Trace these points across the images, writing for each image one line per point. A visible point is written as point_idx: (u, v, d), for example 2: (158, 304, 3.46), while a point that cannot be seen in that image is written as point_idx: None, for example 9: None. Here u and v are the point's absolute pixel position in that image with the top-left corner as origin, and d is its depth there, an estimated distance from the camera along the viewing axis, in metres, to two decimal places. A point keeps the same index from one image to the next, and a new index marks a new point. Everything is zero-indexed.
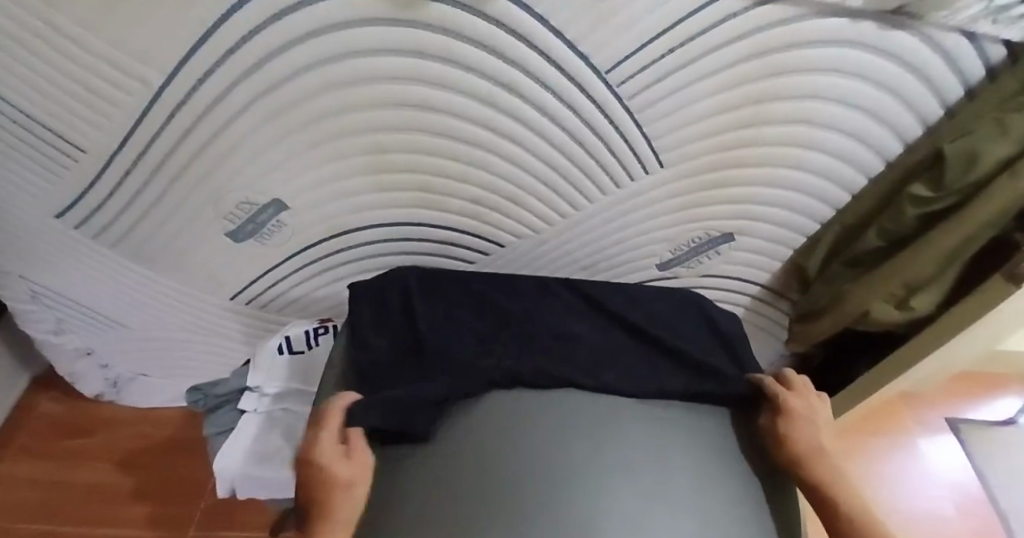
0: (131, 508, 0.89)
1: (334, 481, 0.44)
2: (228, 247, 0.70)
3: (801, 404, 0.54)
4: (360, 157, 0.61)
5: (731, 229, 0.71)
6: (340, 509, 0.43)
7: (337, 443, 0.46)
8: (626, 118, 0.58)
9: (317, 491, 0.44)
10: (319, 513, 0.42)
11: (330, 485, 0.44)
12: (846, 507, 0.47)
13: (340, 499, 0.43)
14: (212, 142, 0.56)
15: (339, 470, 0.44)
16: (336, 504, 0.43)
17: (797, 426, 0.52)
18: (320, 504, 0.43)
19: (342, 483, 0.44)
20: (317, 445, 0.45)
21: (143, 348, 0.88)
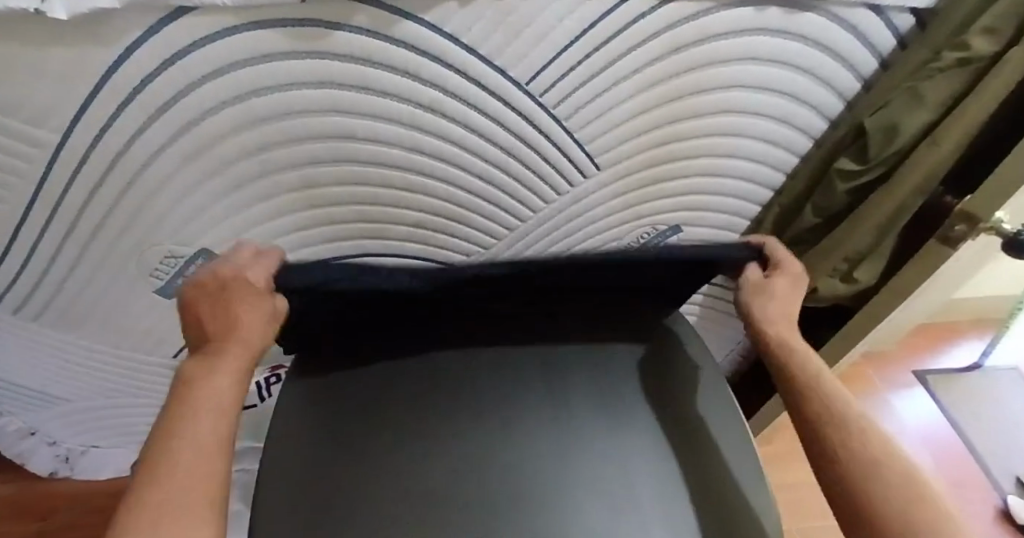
0: None
1: (239, 294, 0.41)
2: (162, 304, 0.67)
3: (771, 297, 0.51)
4: (286, 196, 0.58)
5: (678, 222, 0.71)
6: (247, 317, 0.40)
7: (255, 262, 0.43)
8: (556, 125, 0.57)
9: (212, 301, 0.40)
10: (221, 321, 0.40)
11: (233, 302, 0.40)
12: (822, 413, 0.42)
13: (248, 310, 0.40)
14: (124, 198, 0.53)
15: (258, 289, 0.42)
16: (241, 313, 0.40)
17: (767, 330, 0.49)
18: (222, 314, 0.40)
19: (248, 294, 0.41)
20: (226, 266, 0.42)
21: (89, 418, 0.83)
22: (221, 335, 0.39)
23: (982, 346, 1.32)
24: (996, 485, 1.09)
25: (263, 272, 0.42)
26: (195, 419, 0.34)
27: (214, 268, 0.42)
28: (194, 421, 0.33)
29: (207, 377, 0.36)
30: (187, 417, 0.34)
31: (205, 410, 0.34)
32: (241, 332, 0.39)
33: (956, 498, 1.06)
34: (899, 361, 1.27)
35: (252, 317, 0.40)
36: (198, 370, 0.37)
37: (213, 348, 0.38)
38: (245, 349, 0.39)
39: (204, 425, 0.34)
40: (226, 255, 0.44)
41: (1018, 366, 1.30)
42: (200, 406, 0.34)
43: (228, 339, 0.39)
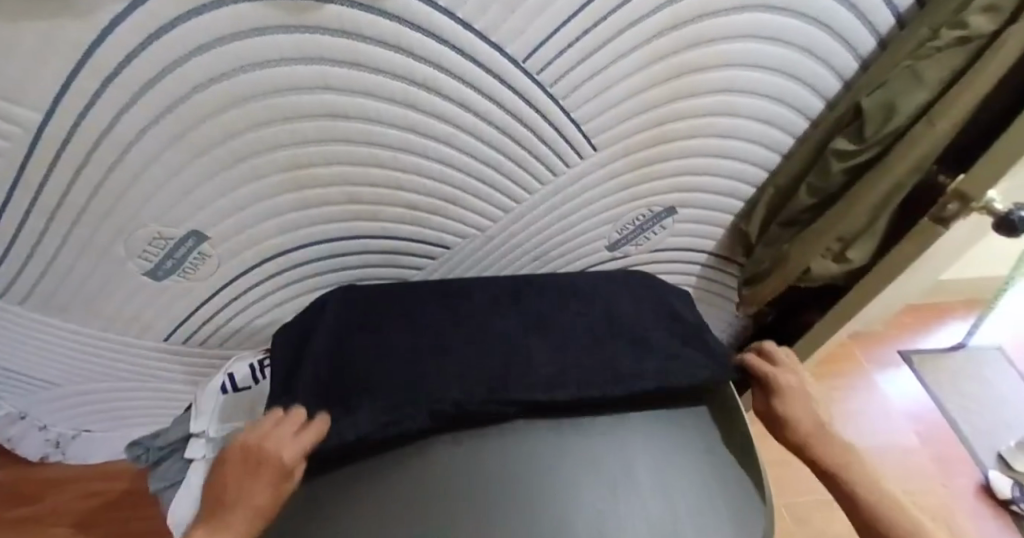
0: None
1: (261, 460, 0.46)
2: (152, 286, 0.66)
3: (791, 378, 0.64)
4: (278, 176, 0.57)
5: (672, 203, 0.71)
6: (258, 472, 0.46)
7: (284, 440, 0.48)
8: (553, 105, 0.56)
9: (239, 461, 0.46)
10: (244, 473, 0.46)
11: (253, 460, 0.46)
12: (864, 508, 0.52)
13: (259, 475, 0.46)
14: (110, 180, 0.52)
15: (272, 464, 0.46)
16: (252, 485, 0.45)
17: (794, 407, 0.61)
18: (241, 476, 0.46)
19: (264, 460, 0.46)
20: (252, 445, 0.47)
21: (79, 403, 0.82)
22: (229, 506, 0.44)
23: (967, 325, 1.34)
24: (978, 461, 1.12)
25: (277, 453, 0.47)
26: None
27: (250, 437, 0.48)
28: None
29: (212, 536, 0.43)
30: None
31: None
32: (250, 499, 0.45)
33: (939, 473, 1.09)
34: (886, 341, 1.30)
35: (259, 491, 0.45)
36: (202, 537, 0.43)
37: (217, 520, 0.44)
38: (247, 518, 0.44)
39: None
40: (267, 423, 0.49)
41: (1001, 345, 1.33)
42: None
43: (229, 505, 0.44)
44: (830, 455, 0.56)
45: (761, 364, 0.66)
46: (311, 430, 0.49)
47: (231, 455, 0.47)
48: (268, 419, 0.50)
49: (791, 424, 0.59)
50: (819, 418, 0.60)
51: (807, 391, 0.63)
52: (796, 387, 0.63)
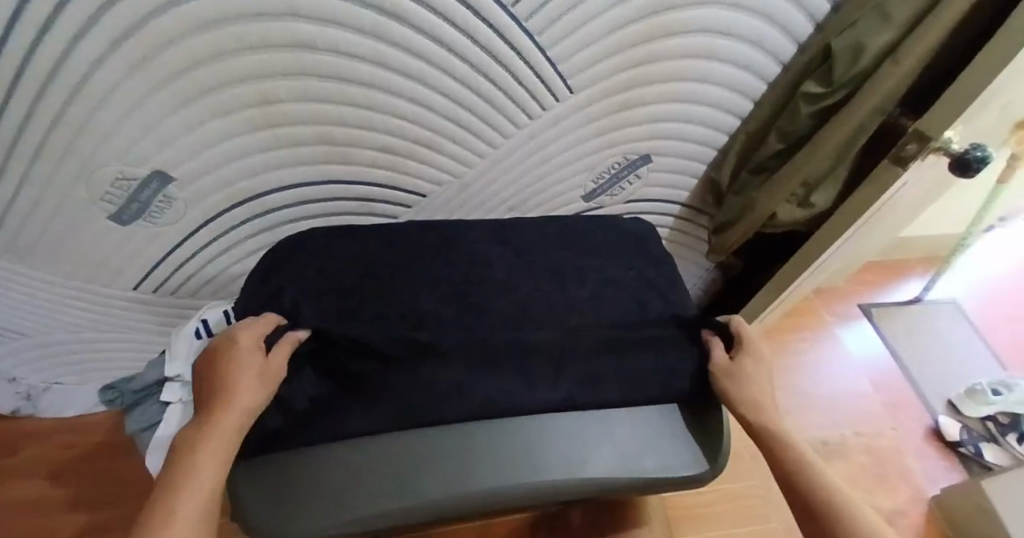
0: (77, 517, 0.85)
1: (236, 357, 0.42)
2: (118, 231, 0.64)
3: (747, 364, 0.50)
4: (245, 113, 0.56)
5: (647, 151, 0.72)
6: (236, 372, 0.41)
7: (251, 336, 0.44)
8: (527, 40, 0.55)
9: (213, 362, 0.42)
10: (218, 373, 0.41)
11: (227, 359, 0.42)
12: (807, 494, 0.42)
13: (242, 367, 0.41)
14: (67, 114, 0.49)
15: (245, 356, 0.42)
16: (235, 379, 0.40)
17: (741, 384, 0.49)
18: (221, 381, 0.40)
19: (243, 354, 0.42)
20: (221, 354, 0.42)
21: (48, 354, 0.81)
22: (218, 403, 0.39)
23: (924, 281, 1.41)
24: (928, 407, 1.19)
25: (253, 350, 0.42)
26: (195, 467, 0.35)
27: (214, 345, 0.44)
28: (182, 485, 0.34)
29: (199, 434, 0.37)
30: (184, 472, 0.34)
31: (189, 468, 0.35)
32: (232, 401, 0.39)
33: (892, 418, 1.16)
34: (848, 296, 1.35)
35: (246, 381, 0.40)
36: (188, 444, 0.36)
37: (209, 414, 0.38)
38: (235, 413, 0.38)
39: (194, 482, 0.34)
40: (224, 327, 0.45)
41: (954, 299, 1.40)
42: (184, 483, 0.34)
43: (224, 404, 0.39)
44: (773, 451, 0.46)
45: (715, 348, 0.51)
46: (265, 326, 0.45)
47: (207, 363, 0.42)
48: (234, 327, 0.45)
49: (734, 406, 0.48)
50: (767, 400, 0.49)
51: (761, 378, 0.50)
52: (743, 372, 0.50)
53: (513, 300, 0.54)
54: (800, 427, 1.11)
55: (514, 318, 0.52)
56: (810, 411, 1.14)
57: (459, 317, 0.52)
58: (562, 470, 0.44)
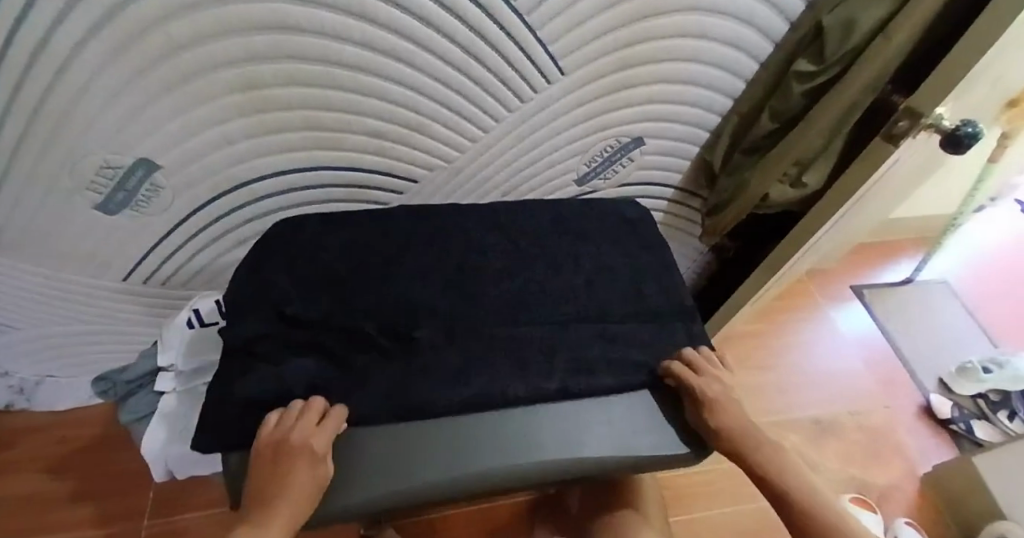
0: (75, 510, 0.85)
1: (292, 468, 0.38)
2: (105, 221, 0.63)
3: (718, 388, 0.47)
4: (231, 99, 0.55)
5: (639, 133, 0.71)
6: (291, 484, 0.38)
7: (313, 437, 0.40)
8: (517, 20, 0.55)
9: (269, 456, 0.39)
10: (274, 476, 0.38)
11: (282, 465, 0.38)
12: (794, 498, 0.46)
13: (297, 476, 0.38)
14: (49, 102, 0.48)
15: (300, 463, 0.38)
16: (287, 492, 0.37)
17: (723, 415, 0.47)
18: (274, 487, 0.38)
19: (301, 459, 0.38)
20: (278, 456, 0.39)
21: (38, 348, 0.80)
22: (269, 505, 0.37)
23: (915, 262, 1.42)
24: (920, 385, 1.20)
25: (311, 456, 0.39)
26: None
27: (271, 429, 0.41)
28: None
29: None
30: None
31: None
32: (281, 516, 0.37)
33: (884, 396, 1.17)
34: (841, 277, 1.36)
35: (298, 492, 0.38)
36: None
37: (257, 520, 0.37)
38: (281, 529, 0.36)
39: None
40: (283, 414, 0.41)
41: (946, 279, 1.41)
42: None
43: (272, 517, 0.37)
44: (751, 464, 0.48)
45: (687, 376, 0.47)
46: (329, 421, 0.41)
47: (263, 454, 0.40)
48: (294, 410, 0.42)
49: (720, 437, 0.47)
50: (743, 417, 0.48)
51: (731, 395, 0.48)
52: (720, 399, 0.47)
53: (506, 284, 0.54)
54: (790, 407, 1.12)
55: (507, 302, 0.52)
56: (804, 392, 1.15)
57: (452, 302, 0.51)
58: (560, 449, 0.44)
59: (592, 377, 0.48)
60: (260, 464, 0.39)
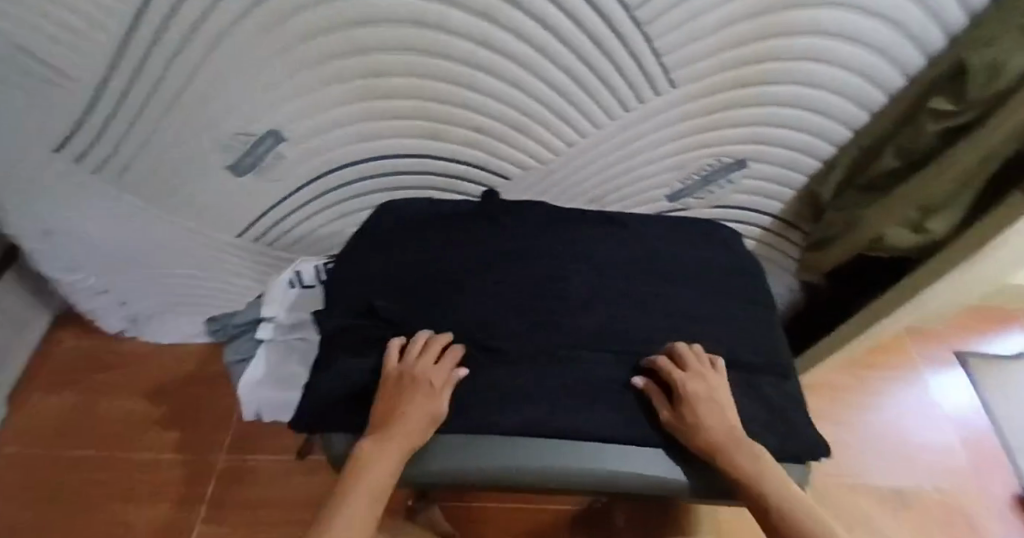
0: (165, 435, 0.95)
1: (416, 392, 0.43)
2: (230, 182, 0.70)
3: (702, 386, 0.44)
4: (354, 82, 0.59)
5: (745, 156, 0.69)
6: (409, 406, 0.42)
7: (431, 371, 0.45)
8: (638, 33, 0.53)
9: (392, 386, 0.44)
10: (396, 402, 0.43)
11: (404, 390, 0.43)
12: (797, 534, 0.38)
13: (414, 400, 0.43)
14: (203, 68, 0.54)
15: (427, 384, 0.43)
16: (405, 412, 0.42)
17: (704, 412, 0.43)
18: (400, 403, 0.43)
19: (420, 389, 0.43)
20: (400, 386, 0.44)
21: (156, 286, 0.90)
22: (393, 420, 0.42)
23: None
24: None
25: (430, 386, 0.43)
26: (360, 487, 0.39)
27: (394, 361, 0.46)
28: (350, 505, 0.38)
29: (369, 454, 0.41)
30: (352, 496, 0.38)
31: (356, 489, 0.39)
32: (405, 427, 0.41)
33: (979, 478, 1.05)
34: (943, 339, 1.24)
35: (413, 414, 0.42)
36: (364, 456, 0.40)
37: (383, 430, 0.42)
38: (401, 441, 0.41)
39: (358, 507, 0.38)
40: (404, 349, 0.47)
41: None
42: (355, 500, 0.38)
43: (398, 426, 0.42)
44: (744, 477, 0.40)
45: (672, 369, 0.45)
46: (447, 355, 0.47)
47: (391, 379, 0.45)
48: (417, 340, 0.48)
49: (696, 433, 0.42)
50: (729, 421, 0.43)
51: (714, 398, 0.44)
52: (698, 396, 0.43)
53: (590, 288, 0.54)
54: (844, 462, 1.05)
55: (585, 304, 0.52)
56: (882, 456, 1.06)
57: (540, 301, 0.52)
58: (626, 461, 0.43)
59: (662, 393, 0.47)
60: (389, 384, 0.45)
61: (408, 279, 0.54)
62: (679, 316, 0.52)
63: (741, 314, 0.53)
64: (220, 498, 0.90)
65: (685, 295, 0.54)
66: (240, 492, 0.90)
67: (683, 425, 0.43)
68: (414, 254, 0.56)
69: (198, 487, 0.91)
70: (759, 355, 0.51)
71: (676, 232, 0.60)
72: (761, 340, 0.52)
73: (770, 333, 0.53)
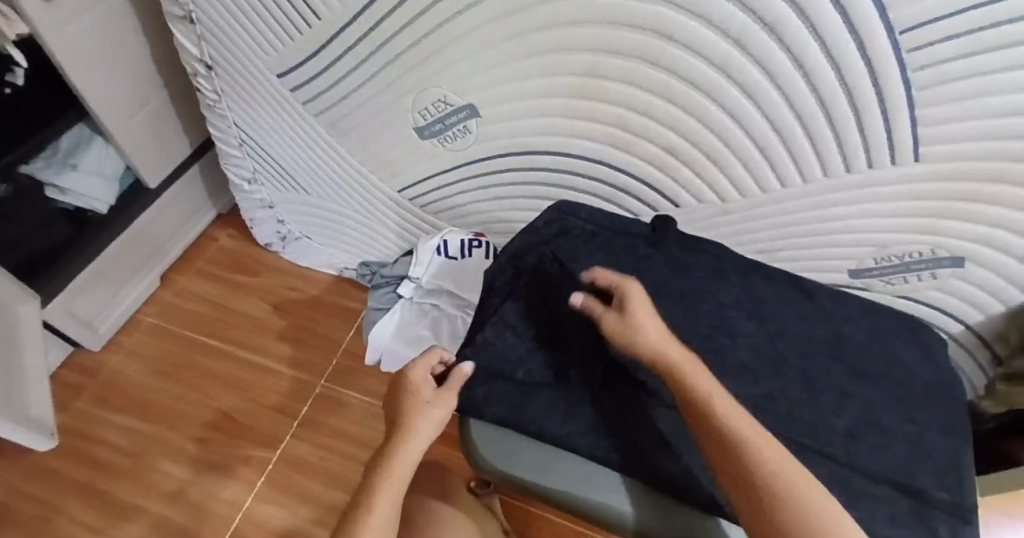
0: (279, 347, 1.03)
1: (409, 404, 0.45)
2: (414, 140, 0.74)
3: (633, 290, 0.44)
4: (565, 79, 0.59)
5: (965, 255, 0.59)
6: (413, 423, 0.44)
7: (433, 390, 0.46)
8: (902, 102, 0.46)
9: (400, 402, 0.46)
10: (400, 420, 0.45)
11: (412, 407, 0.45)
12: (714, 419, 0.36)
13: (420, 417, 0.44)
14: (437, 32, 0.58)
15: (421, 396, 0.45)
16: (411, 433, 0.43)
17: (639, 309, 0.43)
18: (399, 415, 0.45)
19: (423, 410, 0.45)
20: (407, 402, 0.45)
21: (312, 214, 0.98)
22: (397, 430, 0.44)
23: None
24: None
25: (433, 404, 0.45)
26: (376, 510, 0.40)
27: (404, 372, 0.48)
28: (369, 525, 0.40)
29: (381, 474, 0.42)
30: (371, 517, 0.40)
31: (371, 512, 0.40)
32: (405, 437, 0.43)
33: None
34: None
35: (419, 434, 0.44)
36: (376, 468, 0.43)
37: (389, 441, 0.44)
38: (404, 455, 0.43)
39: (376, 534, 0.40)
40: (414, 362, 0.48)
41: None
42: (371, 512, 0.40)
43: (399, 437, 0.44)
44: (685, 379, 0.39)
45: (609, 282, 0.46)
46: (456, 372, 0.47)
47: (392, 396, 0.48)
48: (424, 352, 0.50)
49: (628, 332, 0.42)
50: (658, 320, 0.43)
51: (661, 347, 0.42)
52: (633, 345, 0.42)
53: (756, 356, 0.49)
54: None
55: (749, 373, 0.48)
56: None
57: (701, 353, 0.49)
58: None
59: None
60: (389, 401, 0.47)
61: (570, 290, 0.54)
62: (855, 416, 0.46)
63: (926, 436, 0.46)
64: (311, 419, 0.95)
65: (866, 395, 0.48)
66: (329, 422, 0.95)
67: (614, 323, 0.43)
68: (583, 265, 0.56)
69: (296, 402, 0.97)
70: (943, 489, 0.43)
71: (869, 319, 0.54)
72: (949, 476, 0.44)
73: (962, 472, 0.45)
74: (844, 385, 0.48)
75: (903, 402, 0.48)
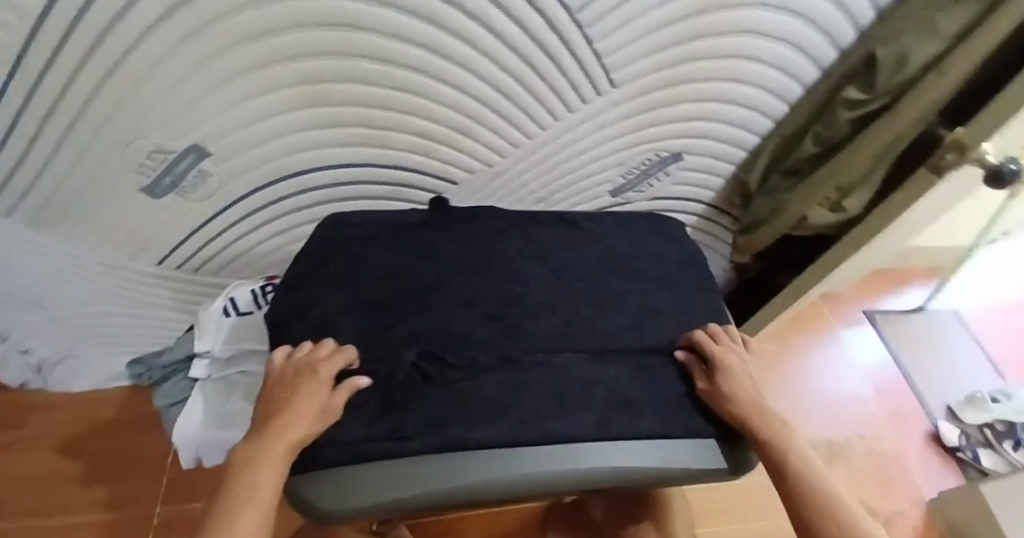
0: (87, 492, 0.85)
1: (298, 387, 0.44)
2: (148, 204, 0.65)
3: (734, 359, 0.49)
4: (284, 92, 0.56)
5: (679, 149, 0.71)
6: (298, 406, 0.42)
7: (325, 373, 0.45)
8: (574, 30, 0.54)
9: (288, 393, 0.44)
10: (283, 405, 0.43)
11: (298, 388, 0.44)
12: (792, 459, 0.44)
13: (303, 397, 0.43)
14: (111, 84, 0.49)
15: (314, 382, 0.44)
16: (297, 410, 0.42)
17: (736, 379, 0.48)
18: (283, 404, 0.43)
19: (308, 393, 0.43)
20: (290, 393, 0.43)
21: (66, 328, 0.82)
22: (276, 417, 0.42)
23: (927, 291, 1.29)
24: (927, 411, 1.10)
25: (324, 389, 0.44)
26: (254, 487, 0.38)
27: (292, 367, 0.46)
28: (245, 511, 0.37)
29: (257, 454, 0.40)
30: (247, 489, 0.38)
31: (247, 499, 0.37)
32: (289, 425, 0.41)
33: (894, 425, 1.07)
34: (854, 300, 1.24)
35: (305, 413, 0.42)
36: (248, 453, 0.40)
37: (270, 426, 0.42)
38: (285, 438, 0.40)
39: (252, 511, 0.37)
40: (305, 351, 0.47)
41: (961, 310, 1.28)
42: (246, 496, 0.37)
43: (282, 423, 0.41)
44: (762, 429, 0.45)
45: (707, 346, 0.50)
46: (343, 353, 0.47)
47: (276, 388, 0.45)
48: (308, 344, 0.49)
49: (728, 398, 0.47)
50: (753, 383, 0.49)
51: (753, 369, 0.51)
52: (735, 368, 0.48)
53: (547, 290, 0.54)
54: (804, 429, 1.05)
55: (547, 308, 0.52)
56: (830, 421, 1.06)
57: (501, 306, 0.52)
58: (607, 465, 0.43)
59: (629, 389, 0.48)
60: (276, 389, 0.45)
61: (367, 299, 0.53)
62: (635, 311, 0.54)
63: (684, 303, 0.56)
64: None
65: (636, 289, 0.56)
66: None
67: (713, 393, 0.47)
68: (369, 270, 0.55)
69: None
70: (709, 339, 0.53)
71: (624, 228, 0.62)
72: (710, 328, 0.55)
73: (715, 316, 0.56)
74: (619, 285, 0.56)
75: (664, 282, 0.58)
